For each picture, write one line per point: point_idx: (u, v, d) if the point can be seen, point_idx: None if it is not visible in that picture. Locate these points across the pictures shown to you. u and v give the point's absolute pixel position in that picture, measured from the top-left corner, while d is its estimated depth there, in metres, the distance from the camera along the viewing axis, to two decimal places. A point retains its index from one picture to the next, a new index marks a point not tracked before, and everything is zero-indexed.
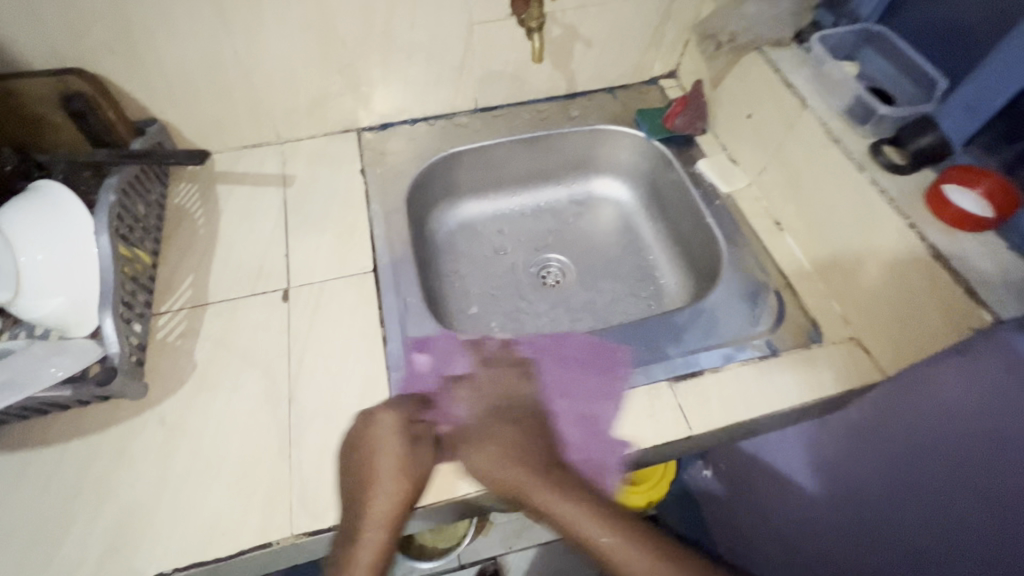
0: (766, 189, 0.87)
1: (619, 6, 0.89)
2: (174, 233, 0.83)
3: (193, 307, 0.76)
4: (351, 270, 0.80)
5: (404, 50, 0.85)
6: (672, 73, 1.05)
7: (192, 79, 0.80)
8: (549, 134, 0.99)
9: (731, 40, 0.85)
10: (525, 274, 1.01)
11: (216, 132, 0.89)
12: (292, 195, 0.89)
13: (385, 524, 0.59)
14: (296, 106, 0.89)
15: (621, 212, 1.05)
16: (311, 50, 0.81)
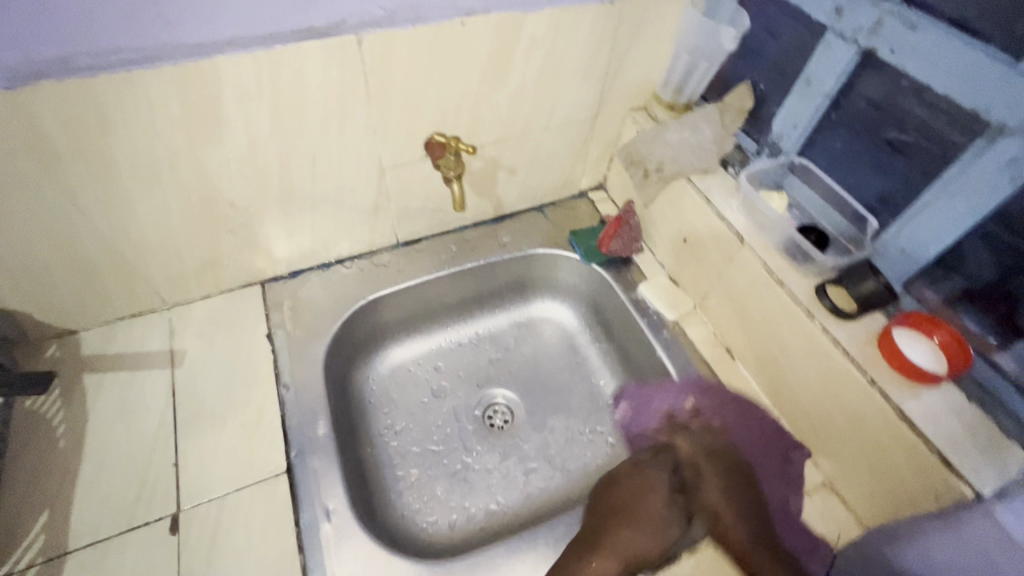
0: (712, 314, 0.83)
1: (541, 135, 0.85)
2: (23, 452, 0.66)
3: (47, 562, 0.59)
4: (260, 473, 0.67)
5: (309, 202, 0.76)
6: (600, 185, 1.02)
7: (40, 264, 0.65)
8: (481, 264, 0.92)
9: (659, 169, 0.83)
10: (470, 417, 0.89)
11: (81, 310, 0.73)
12: (183, 375, 0.74)
13: None
14: (182, 270, 0.76)
15: (565, 332, 0.98)
16: (193, 216, 0.69)
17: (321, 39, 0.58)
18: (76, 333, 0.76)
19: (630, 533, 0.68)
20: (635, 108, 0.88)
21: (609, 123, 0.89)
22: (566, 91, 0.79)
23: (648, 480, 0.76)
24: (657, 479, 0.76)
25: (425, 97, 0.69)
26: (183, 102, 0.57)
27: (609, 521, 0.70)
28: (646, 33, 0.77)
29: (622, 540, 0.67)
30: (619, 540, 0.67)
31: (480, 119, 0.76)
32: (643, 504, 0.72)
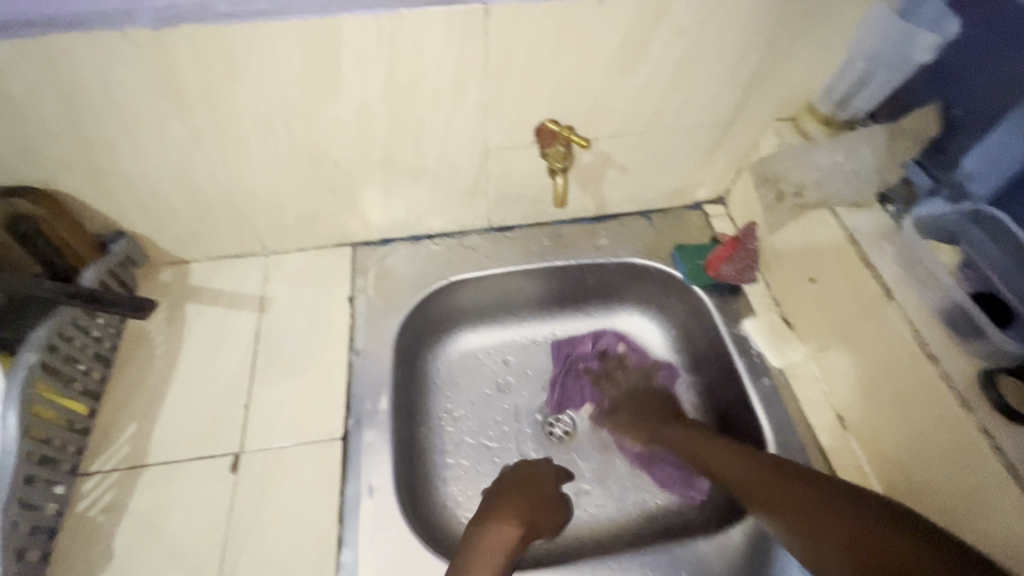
0: (827, 371, 0.71)
1: (663, 135, 0.76)
2: (127, 363, 0.73)
3: (126, 469, 0.64)
4: (318, 433, 0.68)
5: (409, 174, 0.74)
6: (720, 199, 0.91)
7: (164, 196, 0.70)
8: (570, 264, 0.86)
9: (797, 193, 0.70)
10: (529, 421, 0.85)
11: (194, 242, 0.79)
12: (268, 321, 0.77)
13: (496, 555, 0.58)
14: (282, 221, 0.78)
15: (648, 352, 0.90)
16: (299, 172, 0.70)
17: (448, 5, 0.54)
18: (187, 264, 0.82)
19: (516, 496, 0.68)
20: (781, 118, 0.76)
21: (746, 132, 0.78)
22: (703, 89, 0.70)
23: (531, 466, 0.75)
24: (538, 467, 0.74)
25: (545, 79, 0.64)
26: (305, 58, 0.57)
27: (505, 493, 0.68)
28: (816, 32, 0.65)
29: (515, 505, 0.66)
30: (503, 502, 0.66)
31: (600, 109, 0.69)
32: (541, 482, 0.72)
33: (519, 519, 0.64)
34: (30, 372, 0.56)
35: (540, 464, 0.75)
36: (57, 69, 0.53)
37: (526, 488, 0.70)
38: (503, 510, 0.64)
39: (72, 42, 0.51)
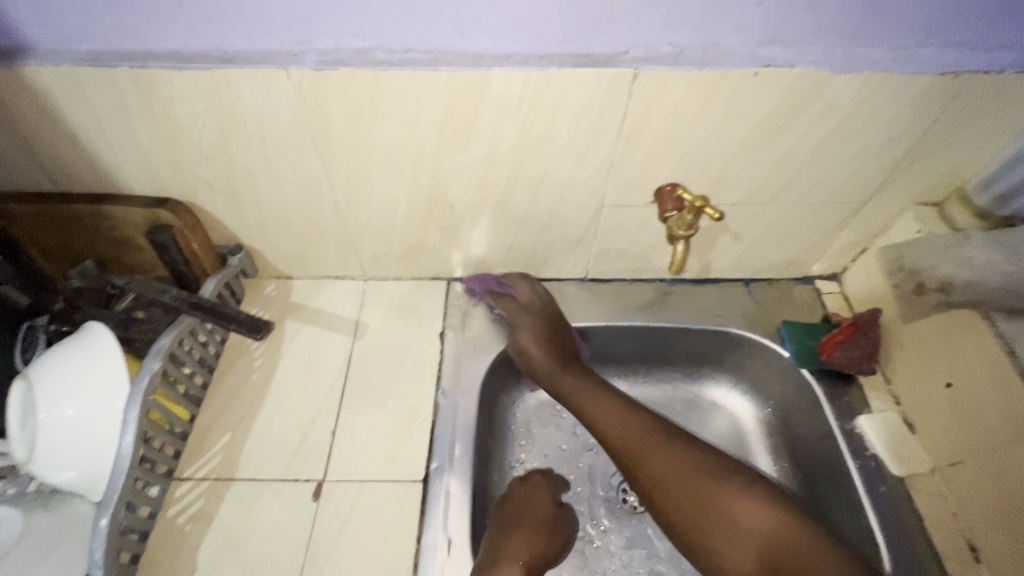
0: (958, 490, 0.63)
1: (788, 207, 0.72)
2: (226, 372, 0.75)
3: (216, 480, 0.66)
4: (399, 472, 0.67)
5: (518, 221, 0.74)
6: (835, 276, 0.85)
7: (286, 217, 0.73)
8: (665, 326, 0.82)
9: (941, 288, 0.65)
10: (604, 485, 0.80)
11: (301, 261, 0.81)
12: (360, 347, 0.78)
13: None
14: (386, 251, 0.79)
15: (738, 428, 0.84)
16: (414, 208, 0.72)
17: (597, 68, 0.54)
18: (291, 280, 0.85)
19: (528, 533, 0.66)
20: (922, 203, 0.71)
21: (879, 212, 0.73)
22: (842, 166, 0.66)
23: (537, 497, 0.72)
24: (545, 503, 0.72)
25: (679, 143, 0.62)
26: (446, 107, 0.58)
27: (505, 532, 0.65)
28: (983, 120, 0.60)
29: (520, 547, 0.64)
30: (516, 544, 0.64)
31: (727, 177, 0.67)
32: (534, 506, 0.71)
33: (522, 562, 0.62)
34: (150, 382, 0.58)
35: (541, 496, 0.72)
36: (221, 99, 0.57)
37: (534, 523, 0.68)
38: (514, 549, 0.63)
39: (241, 76, 0.54)
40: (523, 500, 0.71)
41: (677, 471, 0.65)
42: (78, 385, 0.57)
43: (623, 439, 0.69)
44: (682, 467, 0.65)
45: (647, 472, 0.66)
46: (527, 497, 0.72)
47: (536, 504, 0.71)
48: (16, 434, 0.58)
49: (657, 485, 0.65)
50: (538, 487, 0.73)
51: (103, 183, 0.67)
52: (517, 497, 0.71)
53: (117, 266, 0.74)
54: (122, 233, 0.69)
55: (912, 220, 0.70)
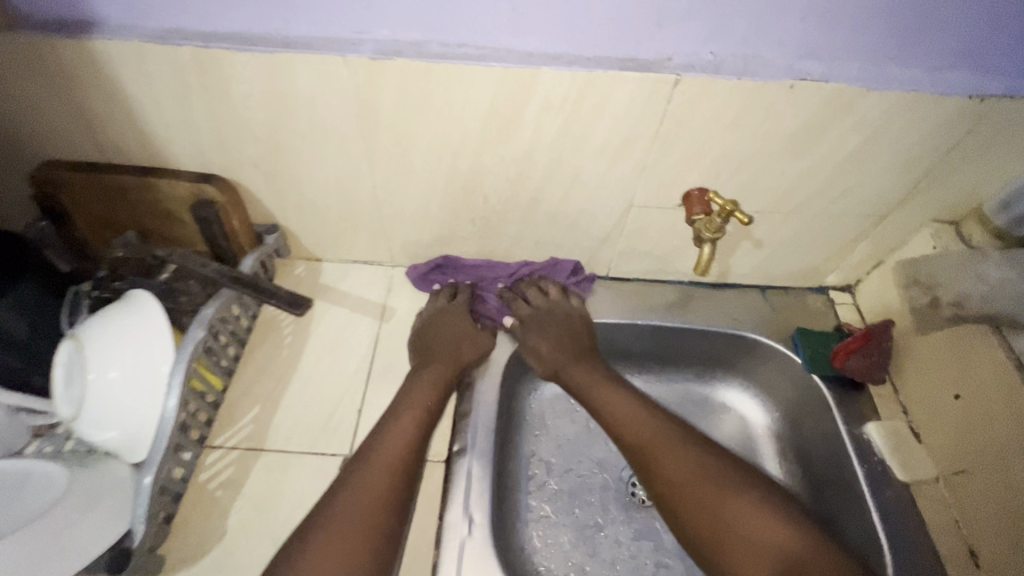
0: (961, 497, 0.66)
1: (810, 218, 0.74)
2: (257, 347, 0.77)
3: (246, 449, 0.68)
4: None
5: (548, 216, 0.76)
6: (849, 288, 0.88)
7: (324, 200, 0.75)
8: (682, 327, 0.84)
9: (955, 303, 0.67)
10: (613, 478, 0.83)
11: (333, 244, 0.84)
12: (386, 330, 0.81)
13: (357, 515, 0.57)
14: (417, 239, 0.82)
15: (746, 431, 0.86)
16: (449, 198, 0.74)
17: (641, 72, 0.56)
18: (321, 262, 0.87)
19: (402, 430, 0.65)
20: (941, 220, 0.73)
21: (897, 226, 0.75)
22: (867, 180, 0.68)
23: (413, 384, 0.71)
24: (432, 376, 0.72)
25: (711, 149, 0.65)
26: (492, 102, 0.60)
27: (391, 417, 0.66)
28: (1007, 143, 0.62)
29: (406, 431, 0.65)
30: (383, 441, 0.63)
31: (755, 184, 0.69)
32: (421, 390, 0.70)
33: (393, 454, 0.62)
34: (195, 347, 0.61)
35: (416, 395, 0.69)
36: (276, 82, 0.59)
37: (411, 423, 0.66)
38: (379, 460, 0.62)
39: (299, 61, 0.57)
40: (420, 384, 0.71)
41: (630, 411, 0.72)
42: (126, 349, 0.60)
43: (613, 414, 0.72)
44: (619, 403, 0.73)
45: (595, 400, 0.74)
46: (429, 387, 0.70)
47: (427, 397, 0.69)
48: (62, 394, 0.60)
49: (608, 413, 0.73)
50: (426, 384, 0.71)
51: (150, 158, 0.69)
52: (420, 394, 0.69)
53: (156, 238, 0.77)
54: (165, 205, 0.71)
55: (930, 235, 0.73)
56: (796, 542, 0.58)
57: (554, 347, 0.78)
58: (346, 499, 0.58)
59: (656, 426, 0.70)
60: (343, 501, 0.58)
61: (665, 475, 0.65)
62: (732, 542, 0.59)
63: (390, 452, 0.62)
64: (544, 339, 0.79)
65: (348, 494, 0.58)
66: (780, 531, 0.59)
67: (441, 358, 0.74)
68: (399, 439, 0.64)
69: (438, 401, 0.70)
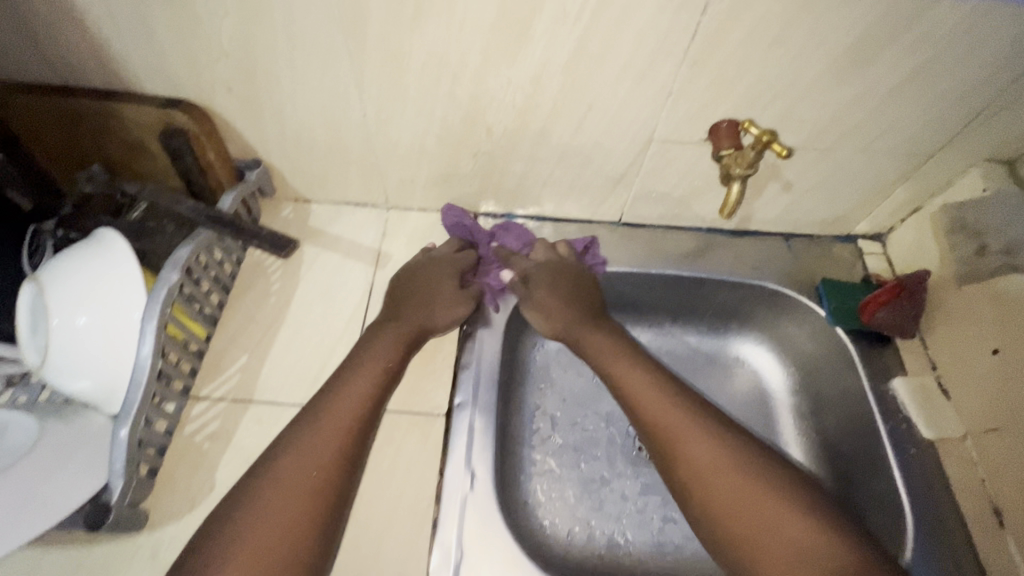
0: (989, 457, 0.62)
1: (849, 156, 0.67)
2: (242, 293, 0.72)
3: (234, 400, 0.64)
4: (421, 405, 0.65)
5: (558, 152, 0.69)
6: (879, 236, 0.81)
7: (309, 132, 0.68)
8: (699, 277, 0.79)
9: (1006, 251, 0.61)
10: (621, 432, 0.80)
11: (323, 183, 0.77)
12: (382, 277, 0.75)
13: (292, 481, 0.50)
14: (413, 178, 0.75)
15: (761, 385, 0.83)
16: (448, 130, 0.66)
17: None
18: (310, 203, 0.80)
19: (313, 444, 0.52)
20: (994, 159, 0.66)
21: (945, 166, 0.68)
22: (919, 111, 0.61)
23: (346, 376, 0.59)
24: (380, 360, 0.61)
25: (747, 72, 0.57)
26: (499, 11, 0.52)
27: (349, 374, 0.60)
28: None
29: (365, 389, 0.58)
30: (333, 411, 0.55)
31: (793, 116, 0.62)
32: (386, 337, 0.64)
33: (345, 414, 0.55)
34: (169, 293, 0.55)
35: (355, 382, 0.58)
36: None
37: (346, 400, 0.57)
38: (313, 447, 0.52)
39: None
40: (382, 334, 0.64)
41: (726, 462, 0.55)
42: (95, 293, 0.54)
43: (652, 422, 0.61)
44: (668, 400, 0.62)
45: (685, 455, 0.57)
46: (393, 345, 0.63)
47: (388, 354, 0.62)
48: (27, 341, 0.55)
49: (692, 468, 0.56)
50: (387, 342, 0.63)
51: (110, 79, 0.61)
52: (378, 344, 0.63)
53: (126, 173, 0.70)
54: (132, 135, 0.64)
55: (980, 176, 0.65)
56: (815, 540, 0.49)
57: (562, 305, 0.71)
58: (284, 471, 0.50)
59: (668, 401, 0.61)
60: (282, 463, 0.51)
61: (691, 461, 0.56)
62: (757, 518, 0.51)
63: (338, 416, 0.55)
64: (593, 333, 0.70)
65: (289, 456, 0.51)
66: (801, 524, 0.50)
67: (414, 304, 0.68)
68: (353, 397, 0.57)
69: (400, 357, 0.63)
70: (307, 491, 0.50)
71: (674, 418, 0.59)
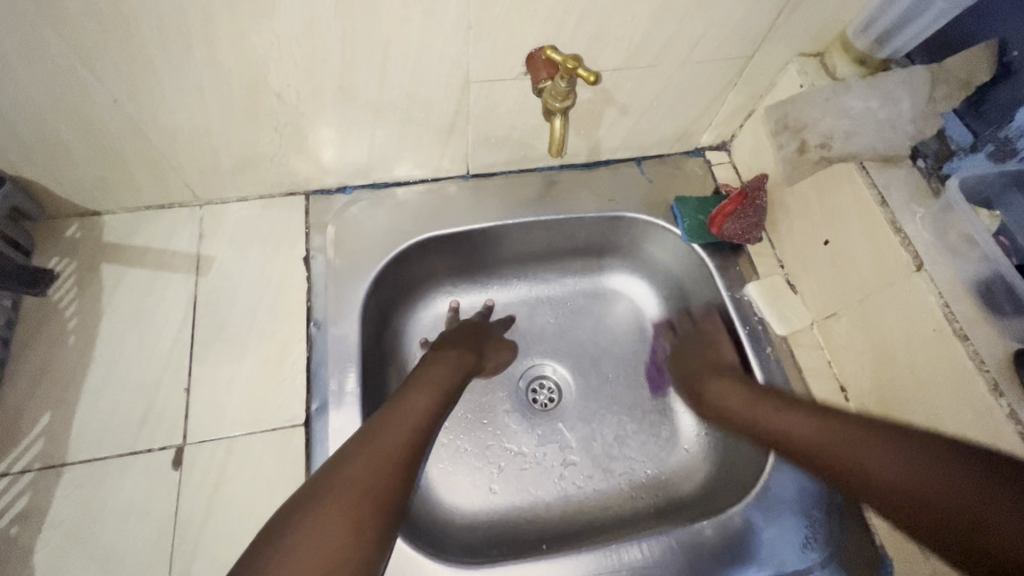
0: (830, 340, 0.67)
1: (674, 69, 0.65)
2: (30, 342, 0.60)
3: (42, 469, 0.54)
4: (274, 421, 0.59)
5: (372, 109, 0.61)
6: (724, 144, 0.82)
7: (54, 133, 0.55)
8: (560, 218, 0.76)
9: (823, 145, 0.62)
10: (512, 388, 0.78)
11: (106, 190, 0.64)
12: (207, 286, 0.65)
13: (399, 445, 0.54)
14: (216, 165, 0.64)
15: (639, 313, 0.84)
16: (231, 104, 0.56)
17: None
18: (100, 215, 0.67)
19: (350, 480, 0.49)
20: (805, 53, 0.67)
21: (766, 65, 0.67)
22: (728, 14, 0.59)
23: (394, 407, 0.58)
24: (424, 402, 0.60)
25: None
26: None
27: (426, 365, 0.66)
28: None
29: (444, 372, 0.65)
30: (346, 477, 0.49)
31: (605, 34, 0.57)
32: (451, 363, 0.67)
33: (457, 367, 0.67)
34: None
35: (417, 396, 0.60)
36: None
37: (392, 448, 0.53)
38: (327, 514, 0.46)
39: None
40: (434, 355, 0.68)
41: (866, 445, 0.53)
42: None
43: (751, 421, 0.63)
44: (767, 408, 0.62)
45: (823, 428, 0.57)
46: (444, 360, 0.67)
47: (427, 365, 0.66)
48: None
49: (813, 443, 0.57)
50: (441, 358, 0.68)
51: None
52: (435, 368, 0.65)
53: None
54: None
55: (796, 72, 0.66)
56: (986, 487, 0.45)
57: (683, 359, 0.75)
58: (293, 543, 0.44)
59: (751, 395, 0.64)
60: (285, 546, 0.44)
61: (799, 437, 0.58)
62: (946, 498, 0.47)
63: (426, 404, 0.59)
64: (459, 353, 0.69)
65: (297, 532, 0.45)
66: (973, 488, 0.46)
67: (463, 335, 0.73)
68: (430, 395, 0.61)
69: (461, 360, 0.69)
70: (409, 454, 0.54)
71: (760, 405, 0.63)
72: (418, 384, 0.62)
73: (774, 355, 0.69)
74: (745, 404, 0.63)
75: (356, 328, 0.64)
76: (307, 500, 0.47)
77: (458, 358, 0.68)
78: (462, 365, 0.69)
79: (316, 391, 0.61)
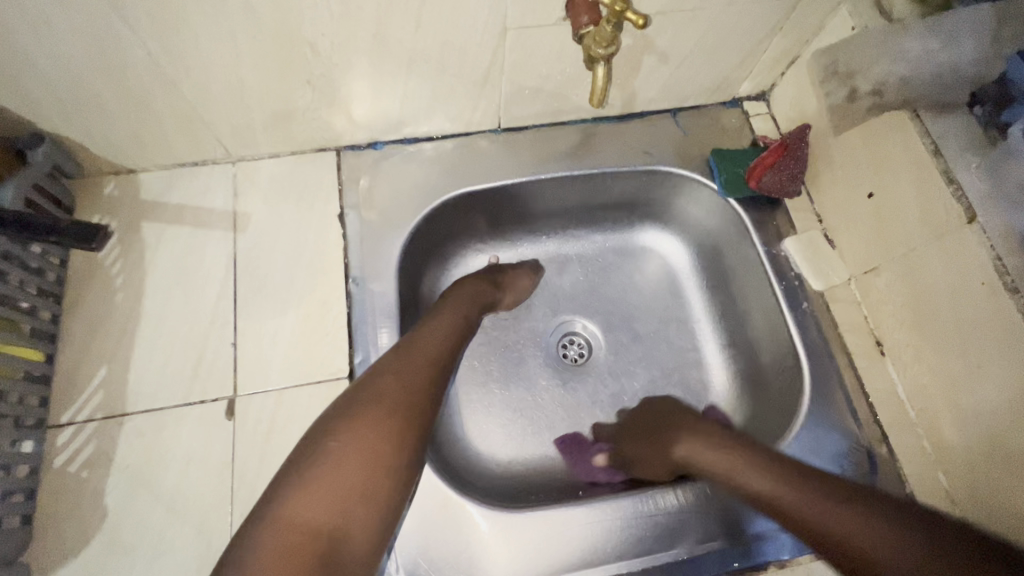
0: (868, 295, 0.66)
1: (718, 12, 0.62)
2: (80, 298, 0.62)
3: (103, 419, 0.57)
4: (319, 374, 0.61)
5: (405, 60, 0.59)
6: (763, 94, 0.79)
7: (91, 89, 0.54)
8: (593, 172, 0.74)
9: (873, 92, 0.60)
10: (543, 344, 0.80)
11: (140, 147, 0.64)
12: (245, 242, 0.66)
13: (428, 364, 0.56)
14: (248, 121, 0.63)
15: (670, 269, 0.83)
16: (264, 57, 0.55)
17: None
18: (135, 173, 0.67)
19: (384, 394, 0.51)
20: None
21: (816, 7, 0.64)
22: None
23: (417, 330, 0.59)
24: (446, 325, 0.61)
25: None
26: None
27: (450, 292, 0.68)
28: None
29: (463, 299, 0.66)
30: (379, 389, 0.51)
31: None
32: (470, 292, 0.68)
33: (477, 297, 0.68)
34: None
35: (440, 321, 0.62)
36: None
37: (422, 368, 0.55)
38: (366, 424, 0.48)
39: None
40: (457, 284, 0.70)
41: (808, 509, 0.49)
42: None
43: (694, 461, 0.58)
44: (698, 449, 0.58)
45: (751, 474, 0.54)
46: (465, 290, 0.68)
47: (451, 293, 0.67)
48: None
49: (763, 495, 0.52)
50: (464, 288, 0.69)
51: None
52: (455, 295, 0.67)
53: None
54: None
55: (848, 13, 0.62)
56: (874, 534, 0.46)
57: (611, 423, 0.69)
58: (340, 448, 0.47)
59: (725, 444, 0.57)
60: (340, 449, 0.47)
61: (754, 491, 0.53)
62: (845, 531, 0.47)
63: (450, 327, 0.61)
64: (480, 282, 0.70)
65: (343, 438, 0.47)
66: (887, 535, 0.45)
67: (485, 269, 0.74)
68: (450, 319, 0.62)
69: (480, 290, 0.69)
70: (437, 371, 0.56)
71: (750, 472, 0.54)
72: (441, 311, 0.64)
73: (811, 311, 0.69)
74: (729, 454, 0.55)
75: (393, 284, 0.65)
76: (349, 409, 0.50)
77: (478, 286, 0.69)
78: (479, 296, 0.68)
79: (358, 345, 0.62)
